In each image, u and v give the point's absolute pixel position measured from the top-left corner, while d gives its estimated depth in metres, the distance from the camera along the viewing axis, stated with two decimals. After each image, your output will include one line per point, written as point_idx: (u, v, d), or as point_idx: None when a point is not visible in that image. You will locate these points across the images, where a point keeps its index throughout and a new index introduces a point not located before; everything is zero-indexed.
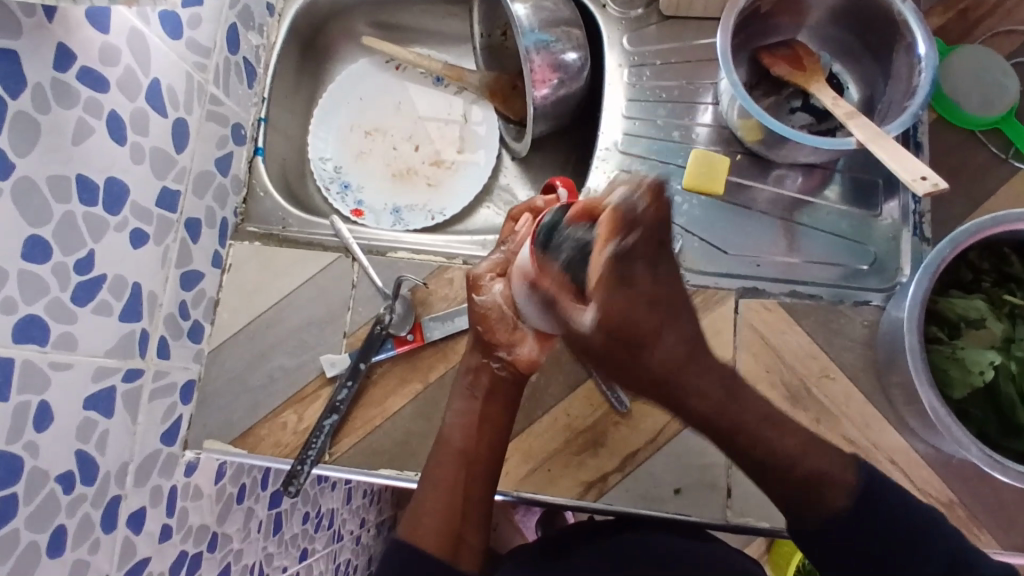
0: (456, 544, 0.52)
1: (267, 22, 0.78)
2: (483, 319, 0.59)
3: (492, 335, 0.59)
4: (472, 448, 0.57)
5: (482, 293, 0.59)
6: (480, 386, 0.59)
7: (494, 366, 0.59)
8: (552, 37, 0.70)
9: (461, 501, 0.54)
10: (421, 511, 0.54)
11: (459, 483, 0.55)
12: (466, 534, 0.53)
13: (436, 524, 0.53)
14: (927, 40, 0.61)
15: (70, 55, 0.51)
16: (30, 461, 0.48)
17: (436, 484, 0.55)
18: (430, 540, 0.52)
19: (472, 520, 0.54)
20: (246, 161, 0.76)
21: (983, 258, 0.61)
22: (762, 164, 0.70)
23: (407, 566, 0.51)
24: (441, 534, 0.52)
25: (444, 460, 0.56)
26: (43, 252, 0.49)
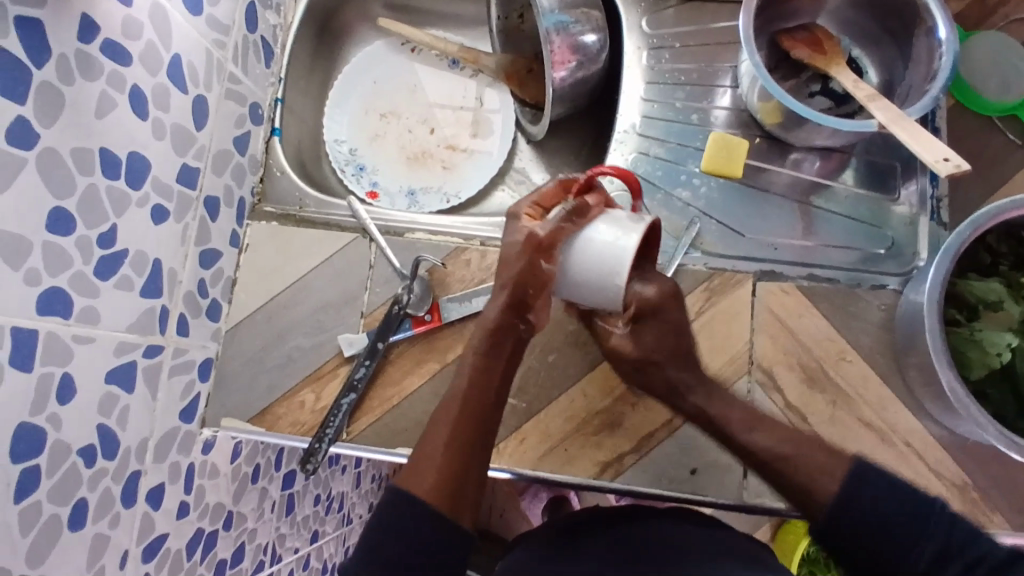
0: (458, 497, 0.47)
1: (283, 2, 0.78)
2: (540, 281, 0.51)
3: (535, 298, 0.51)
4: (481, 406, 0.50)
5: (549, 262, 0.50)
6: (502, 343, 0.51)
7: (519, 328, 0.52)
8: (571, 18, 0.70)
9: (466, 455, 0.48)
10: (420, 457, 0.48)
11: (465, 438, 0.48)
12: (467, 489, 0.47)
13: (437, 471, 0.47)
14: (948, 23, 0.61)
15: (93, 27, 0.51)
16: (53, 434, 0.48)
17: (441, 435, 0.48)
18: (428, 489, 0.46)
19: (476, 474, 0.48)
20: (262, 142, 0.76)
21: (1003, 242, 0.61)
22: (780, 147, 0.70)
23: (402, 520, 0.45)
24: (441, 483, 0.46)
25: (450, 411, 0.49)
26: (66, 225, 0.49)
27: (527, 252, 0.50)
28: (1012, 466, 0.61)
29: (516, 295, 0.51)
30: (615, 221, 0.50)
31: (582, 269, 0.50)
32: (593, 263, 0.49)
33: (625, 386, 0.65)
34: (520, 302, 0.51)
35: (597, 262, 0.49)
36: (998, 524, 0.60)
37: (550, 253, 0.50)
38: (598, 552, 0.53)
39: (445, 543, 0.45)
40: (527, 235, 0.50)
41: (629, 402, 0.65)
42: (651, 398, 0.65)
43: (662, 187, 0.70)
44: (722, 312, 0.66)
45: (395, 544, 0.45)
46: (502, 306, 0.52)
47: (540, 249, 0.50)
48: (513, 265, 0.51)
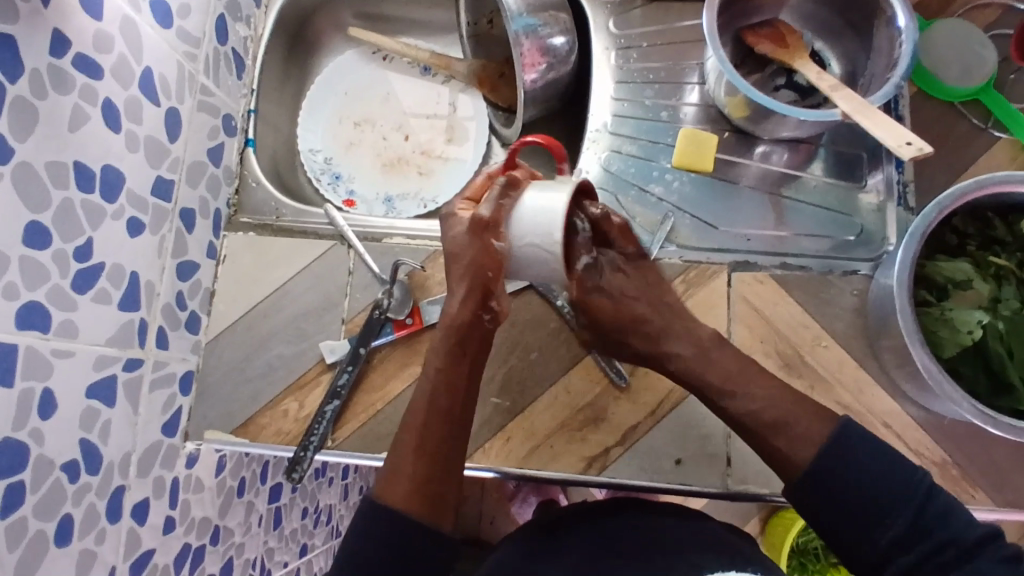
0: (430, 503, 0.48)
1: (254, 14, 0.78)
2: (495, 264, 0.50)
3: (494, 281, 0.51)
4: (448, 411, 0.50)
5: (499, 238, 0.50)
6: (468, 341, 0.51)
7: (484, 318, 0.52)
8: (539, 21, 0.71)
9: (434, 462, 0.49)
10: (393, 466, 0.49)
11: (432, 444, 0.49)
12: (445, 491, 0.49)
13: (409, 479, 0.48)
14: (907, 12, 0.63)
15: (65, 41, 0.51)
16: (35, 450, 0.48)
17: (411, 444, 0.49)
18: (400, 498, 0.48)
19: (449, 478, 0.49)
20: (237, 153, 0.76)
21: (969, 222, 0.62)
22: (748, 141, 0.71)
23: (378, 530, 0.47)
24: (414, 492, 0.48)
25: (419, 417, 0.50)
26: (43, 239, 0.49)
27: (480, 234, 0.49)
28: (990, 442, 0.62)
29: (476, 282, 0.51)
30: (544, 187, 0.49)
31: (524, 245, 0.49)
32: (529, 235, 0.49)
33: (607, 380, 0.66)
34: (481, 293, 0.51)
35: (533, 233, 0.48)
36: (979, 500, 0.61)
37: (494, 227, 0.49)
38: (582, 544, 0.54)
39: (422, 549, 0.47)
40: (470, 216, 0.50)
41: (612, 396, 0.66)
42: (633, 392, 0.66)
43: (635, 183, 0.71)
44: (699, 304, 0.67)
45: (374, 553, 0.47)
46: (463, 300, 0.51)
47: (488, 229, 0.49)
48: (468, 252, 0.50)
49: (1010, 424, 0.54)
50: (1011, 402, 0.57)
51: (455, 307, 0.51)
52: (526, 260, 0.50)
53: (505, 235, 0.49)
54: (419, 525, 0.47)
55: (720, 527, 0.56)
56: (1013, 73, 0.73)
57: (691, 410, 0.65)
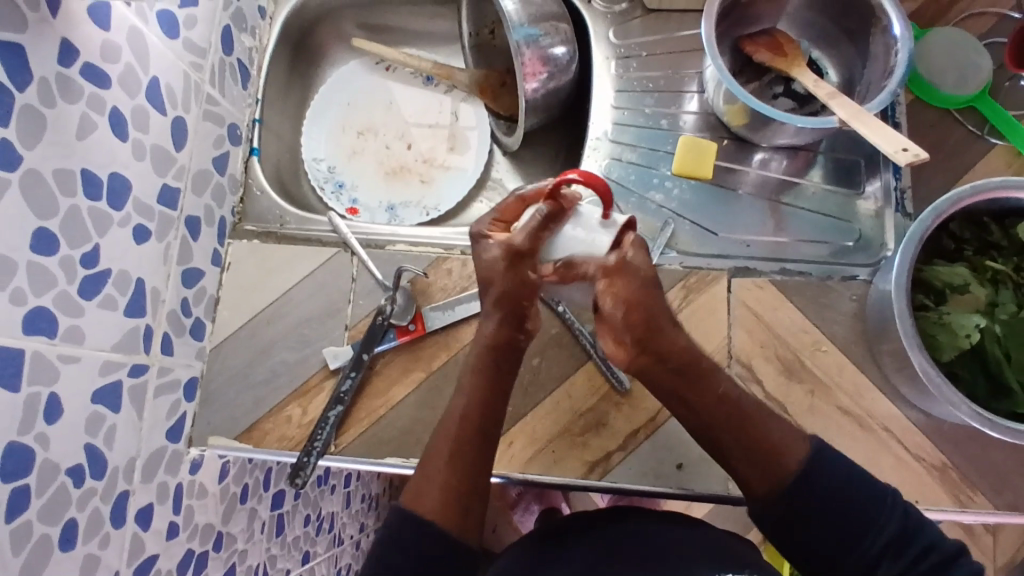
0: (460, 513, 0.49)
1: (258, 25, 0.79)
2: (528, 290, 0.53)
3: (528, 305, 0.53)
4: (479, 424, 0.52)
5: (533, 270, 0.52)
6: (502, 359, 0.53)
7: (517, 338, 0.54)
8: (541, 32, 0.72)
9: (465, 475, 0.50)
10: (423, 478, 0.50)
11: (463, 455, 0.51)
12: (474, 503, 0.50)
13: (440, 490, 0.49)
14: (903, 21, 0.64)
15: (73, 51, 0.52)
16: (40, 454, 0.48)
17: (444, 456, 0.51)
18: (430, 508, 0.49)
19: (477, 490, 0.50)
20: (241, 161, 0.76)
21: (966, 228, 0.63)
22: (747, 148, 0.72)
23: (409, 538, 0.48)
24: (445, 502, 0.49)
25: (452, 429, 0.52)
26: (50, 245, 0.50)
27: (516, 264, 0.52)
28: (990, 446, 0.63)
29: (510, 304, 0.53)
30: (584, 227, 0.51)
31: (554, 281, 0.53)
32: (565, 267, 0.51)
33: (609, 386, 0.67)
34: (516, 314, 0.53)
35: (566, 276, 0.52)
36: (979, 504, 0.62)
37: (531, 262, 0.52)
38: (586, 551, 0.55)
39: (450, 558, 0.48)
40: (505, 244, 0.52)
41: (613, 401, 0.66)
42: (634, 397, 0.66)
43: (636, 191, 0.72)
44: (699, 309, 0.67)
45: (401, 563, 0.48)
46: (498, 322, 0.53)
47: (527, 263, 0.52)
48: (500, 276, 0.52)
49: (1008, 427, 0.54)
50: (1010, 405, 0.58)
51: (491, 327, 0.53)
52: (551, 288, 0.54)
53: (539, 270, 0.52)
54: (448, 535, 0.48)
55: (722, 531, 0.57)
56: (1008, 80, 0.74)
57: None
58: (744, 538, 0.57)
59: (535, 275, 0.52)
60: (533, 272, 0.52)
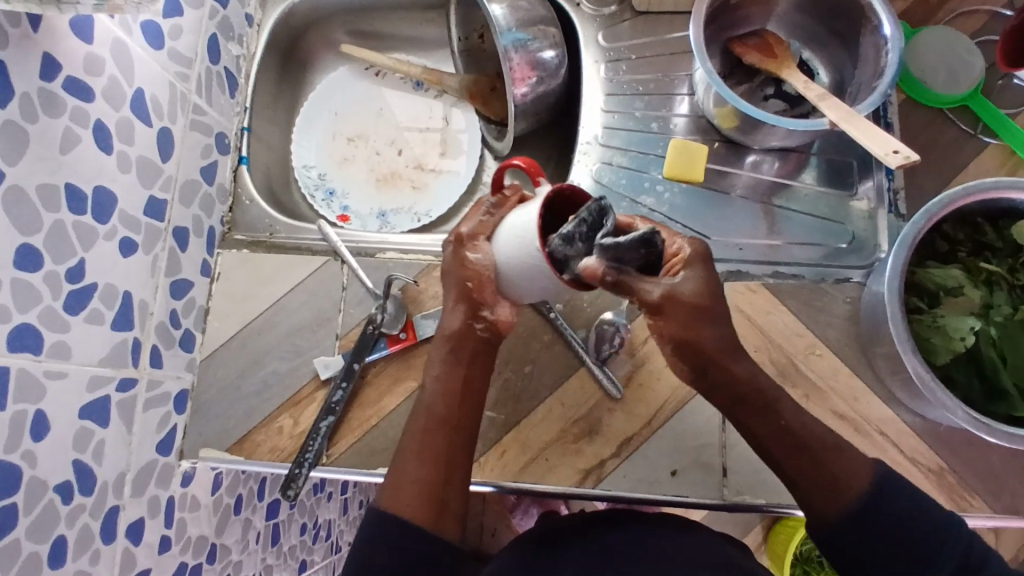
0: (435, 510, 0.48)
1: (246, 33, 0.79)
2: (475, 275, 0.50)
3: (480, 294, 0.50)
4: (449, 414, 0.51)
5: (473, 250, 0.50)
6: (462, 348, 0.52)
7: (478, 328, 0.52)
8: (529, 36, 0.72)
9: (439, 468, 0.49)
10: (396, 477, 0.50)
11: (439, 450, 0.50)
12: (450, 499, 0.49)
13: (413, 486, 0.49)
14: (892, 22, 0.63)
15: (55, 64, 0.52)
16: (28, 471, 0.48)
17: (415, 453, 0.50)
18: (406, 505, 0.48)
19: (454, 486, 0.49)
20: (230, 170, 0.76)
21: (959, 229, 0.63)
22: (739, 151, 0.72)
23: (388, 540, 0.47)
24: (420, 499, 0.48)
25: (420, 420, 0.51)
26: (34, 260, 0.49)
27: (456, 248, 0.50)
28: (988, 449, 0.62)
29: (465, 297, 0.51)
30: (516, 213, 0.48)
31: (507, 269, 0.48)
32: (508, 254, 0.47)
33: (602, 392, 0.66)
34: (471, 303, 0.51)
35: (513, 257, 0.47)
36: (977, 507, 0.61)
37: (475, 237, 0.50)
38: (581, 557, 0.54)
39: (427, 556, 0.47)
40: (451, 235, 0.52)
41: (607, 407, 0.66)
42: (627, 402, 0.66)
43: (627, 195, 0.72)
44: None
45: (381, 560, 0.47)
46: (456, 309, 0.52)
47: (463, 242, 0.50)
48: (451, 268, 0.51)
49: (1005, 431, 0.53)
50: (1004, 408, 0.57)
51: (450, 318, 0.52)
52: (511, 284, 0.49)
53: (485, 246, 0.50)
54: (424, 533, 0.47)
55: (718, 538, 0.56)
56: (1001, 79, 0.73)
57: (685, 421, 0.65)
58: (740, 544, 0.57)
59: (478, 253, 0.50)
60: (474, 249, 0.50)
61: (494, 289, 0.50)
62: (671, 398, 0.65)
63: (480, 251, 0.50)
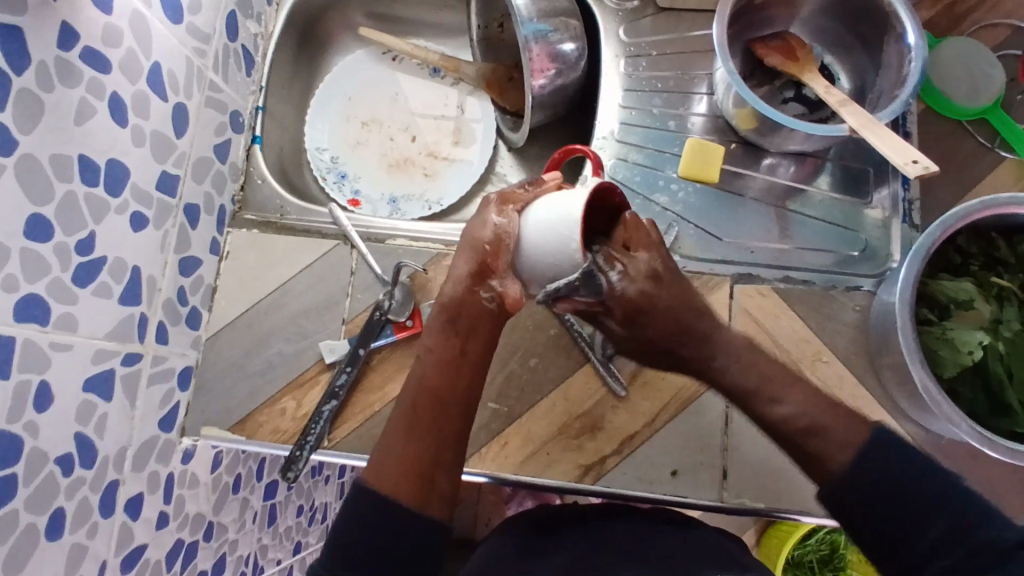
0: (419, 488, 0.46)
1: (264, 11, 0.78)
2: (495, 239, 0.49)
3: (494, 260, 0.50)
4: (444, 388, 0.49)
5: (501, 213, 0.49)
6: (462, 317, 0.51)
7: (483, 297, 0.51)
8: (550, 27, 0.71)
9: (424, 444, 0.47)
10: (382, 453, 0.48)
11: (428, 425, 0.48)
12: (437, 477, 0.47)
13: (398, 460, 0.47)
14: (916, 30, 0.63)
15: (73, 34, 0.51)
16: (30, 442, 0.48)
17: (401, 428, 0.48)
18: (389, 482, 0.46)
19: (442, 465, 0.47)
20: (243, 149, 0.76)
21: (972, 242, 0.62)
22: (755, 153, 0.71)
23: (369, 516, 0.45)
24: (404, 475, 0.46)
25: (411, 395, 0.49)
26: (45, 231, 0.49)
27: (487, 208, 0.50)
28: (987, 464, 0.62)
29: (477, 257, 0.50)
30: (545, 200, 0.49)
31: (532, 239, 0.47)
32: (539, 226, 0.47)
33: (606, 389, 0.66)
34: (481, 269, 0.50)
35: (543, 232, 0.46)
36: None
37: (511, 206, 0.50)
38: (576, 538, 0.54)
39: (410, 537, 0.45)
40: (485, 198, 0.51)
41: (610, 404, 0.66)
42: (631, 401, 0.66)
43: (640, 192, 0.71)
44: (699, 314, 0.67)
45: (358, 546, 0.45)
46: (463, 277, 0.51)
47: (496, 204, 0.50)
48: (472, 229, 0.51)
49: (1008, 446, 0.53)
50: (1008, 423, 0.57)
51: (453, 286, 0.51)
52: (527, 257, 0.48)
53: (514, 213, 0.49)
54: (408, 510, 0.45)
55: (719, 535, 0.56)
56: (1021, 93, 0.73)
57: (688, 422, 0.65)
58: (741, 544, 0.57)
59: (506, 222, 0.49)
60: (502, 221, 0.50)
61: (510, 259, 0.50)
62: (676, 397, 0.65)
63: (507, 215, 0.49)
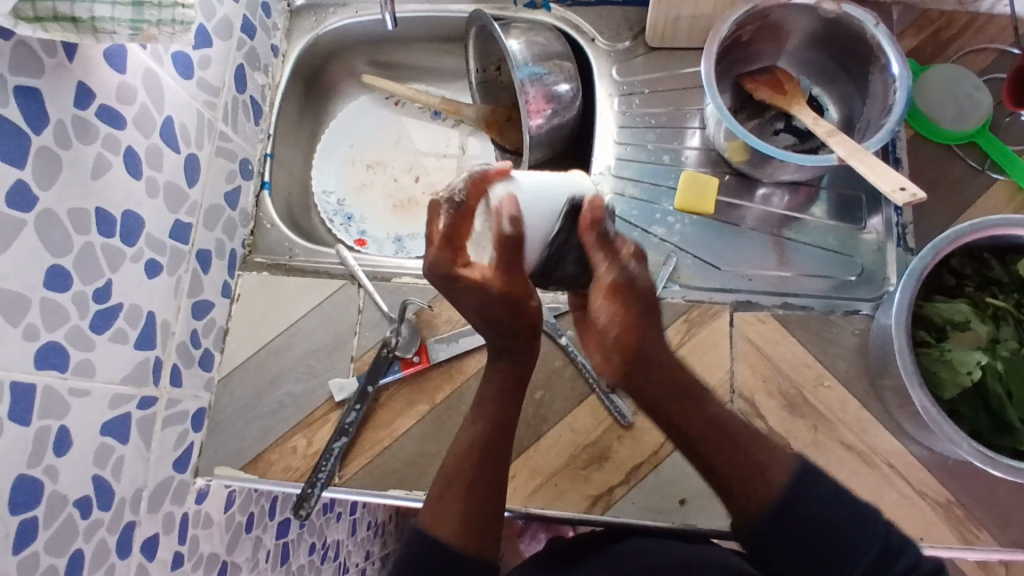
0: (474, 538, 0.51)
1: (271, 63, 0.82)
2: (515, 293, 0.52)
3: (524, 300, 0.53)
4: (494, 443, 0.54)
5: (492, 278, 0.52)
6: (508, 378, 0.56)
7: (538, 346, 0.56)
8: (545, 70, 0.75)
9: (475, 498, 0.52)
10: (438, 507, 0.52)
11: (474, 477, 0.53)
12: (488, 524, 0.52)
13: (454, 516, 0.51)
14: (900, 60, 0.65)
15: (89, 93, 0.54)
16: (49, 486, 0.50)
17: (451, 483, 0.53)
18: (449, 528, 0.51)
19: (491, 515, 0.52)
20: (253, 195, 0.78)
21: (966, 264, 0.64)
22: (750, 183, 0.73)
23: (422, 557, 0.50)
24: (461, 526, 0.51)
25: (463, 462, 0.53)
26: (64, 282, 0.52)
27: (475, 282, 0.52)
28: (995, 483, 0.62)
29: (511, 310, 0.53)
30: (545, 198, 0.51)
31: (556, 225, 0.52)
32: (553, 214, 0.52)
33: (611, 419, 0.67)
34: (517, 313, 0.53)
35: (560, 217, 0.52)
36: (984, 541, 0.61)
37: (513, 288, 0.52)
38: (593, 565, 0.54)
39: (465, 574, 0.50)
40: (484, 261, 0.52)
41: (616, 434, 0.66)
42: (637, 429, 0.66)
43: (639, 225, 0.73)
44: (702, 341, 0.68)
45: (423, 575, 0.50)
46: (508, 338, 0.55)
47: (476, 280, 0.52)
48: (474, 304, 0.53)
49: (1010, 465, 0.54)
50: (1011, 442, 0.57)
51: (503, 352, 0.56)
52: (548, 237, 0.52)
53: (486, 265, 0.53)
54: (462, 555, 0.50)
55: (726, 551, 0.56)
56: (1008, 116, 0.74)
57: None
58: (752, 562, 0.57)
59: (462, 183, 0.51)
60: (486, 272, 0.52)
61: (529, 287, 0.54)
62: None
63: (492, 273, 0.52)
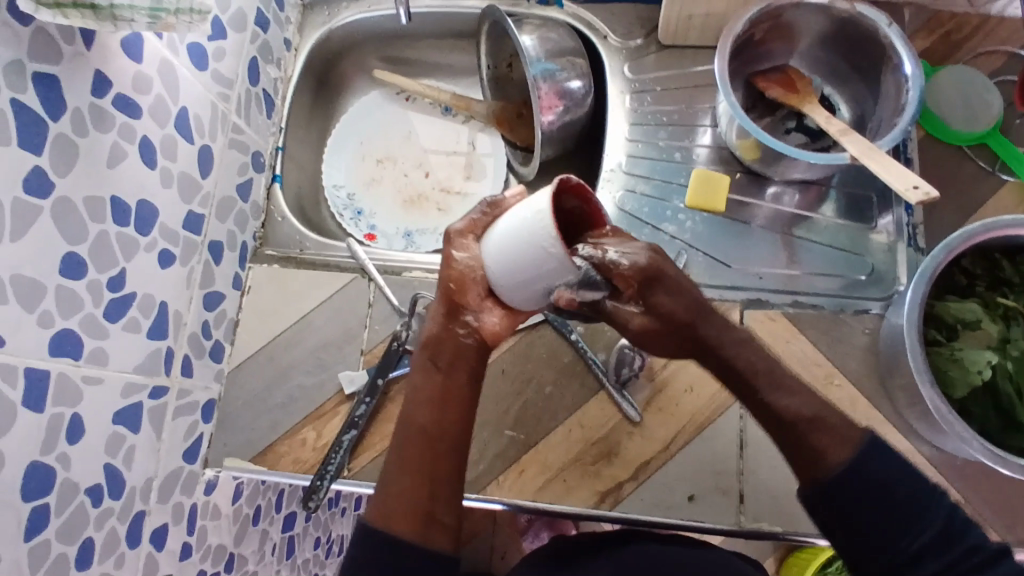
0: (421, 524, 0.46)
1: (283, 57, 0.82)
2: (458, 277, 0.51)
3: (461, 295, 0.51)
4: (434, 418, 0.49)
5: (460, 249, 0.52)
6: (441, 353, 0.51)
7: (460, 333, 0.51)
8: (557, 66, 0.75)
9: (422, 481, 0.47)
10: (384, 492, 0.47)
11: (420, 458, 0.48)
12: (438, 509, 0.47)
13: (401, 504, 0.46)
14: (913, 60, 0.65)
15: (106, 81, 0.54)
16: (61, 474, 0.50)
17: (397, 463, 0.48)
18: (397, 519, 0.46)
19: (442, 498, 0.47)
20: (264, 188, 0.78)
21: (977, 264, 0.64)
22: (760, 182, 0.73)
23: (369, 553, 0.45)
24: (407, 513, 0.46)
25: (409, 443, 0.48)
26: (79, 270, 0.52)
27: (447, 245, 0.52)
28: (1004, 483, 0.62)
29: (446, 299, 0.52)
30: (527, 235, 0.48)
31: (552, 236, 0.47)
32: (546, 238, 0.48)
33: (620, 416, 0.67)
34: (453, 306, 0.52)
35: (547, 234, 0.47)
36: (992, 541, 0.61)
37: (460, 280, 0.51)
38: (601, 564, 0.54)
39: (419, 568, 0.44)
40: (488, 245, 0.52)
41: (625, 430, 0.67)
42: (646, 426, 0.67)
43: (649, 222, 0.73)
44: None
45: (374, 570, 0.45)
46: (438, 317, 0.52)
47: (453, 241, 0.52)
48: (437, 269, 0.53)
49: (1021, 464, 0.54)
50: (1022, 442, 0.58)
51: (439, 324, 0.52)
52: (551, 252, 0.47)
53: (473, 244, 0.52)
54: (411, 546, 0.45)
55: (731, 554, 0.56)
56: (1019, 117, 0.74)
57: (703, 448, 0.65)
58: (756, 564, 0.57)
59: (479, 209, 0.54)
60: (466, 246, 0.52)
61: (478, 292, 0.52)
62: (690, 421, 0.66)
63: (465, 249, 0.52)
